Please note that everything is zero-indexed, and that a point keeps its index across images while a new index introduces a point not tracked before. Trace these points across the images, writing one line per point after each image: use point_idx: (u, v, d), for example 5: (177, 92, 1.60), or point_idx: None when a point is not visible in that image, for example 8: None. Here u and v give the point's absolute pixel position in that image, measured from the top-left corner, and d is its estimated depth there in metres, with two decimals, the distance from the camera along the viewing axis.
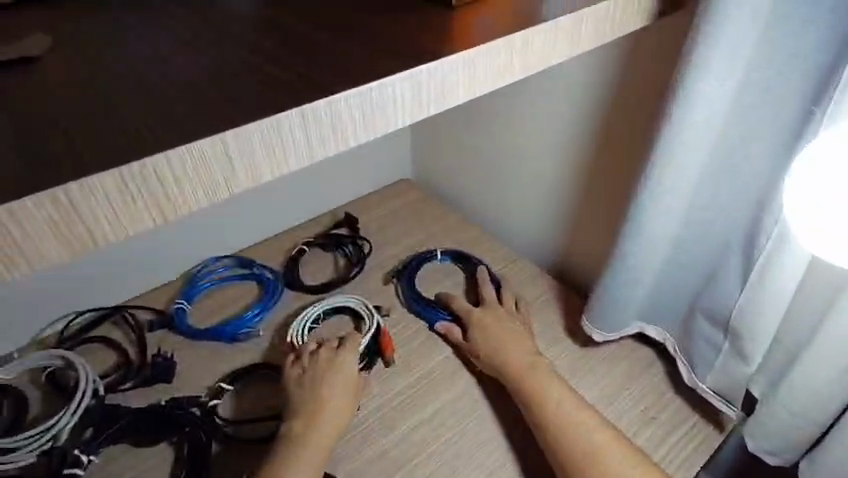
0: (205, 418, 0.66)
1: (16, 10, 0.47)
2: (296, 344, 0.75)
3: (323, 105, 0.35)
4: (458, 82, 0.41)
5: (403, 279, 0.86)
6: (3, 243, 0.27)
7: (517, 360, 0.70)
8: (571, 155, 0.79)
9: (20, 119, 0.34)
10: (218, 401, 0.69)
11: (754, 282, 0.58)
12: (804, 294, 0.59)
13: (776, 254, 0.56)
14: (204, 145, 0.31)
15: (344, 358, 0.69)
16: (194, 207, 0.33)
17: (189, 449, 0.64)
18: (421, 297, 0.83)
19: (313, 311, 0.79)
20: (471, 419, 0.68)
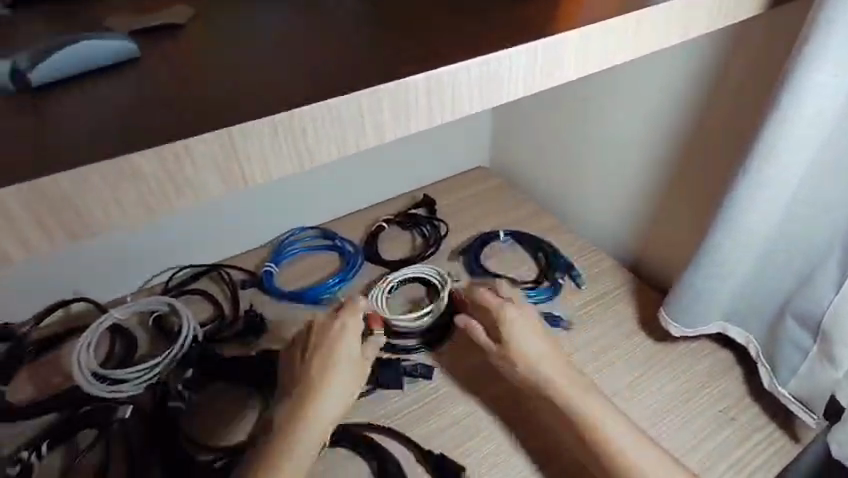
0: None
1: None
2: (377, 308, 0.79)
3: (446, 73, 0.37)
4: (570, 58, 0.42)
5: (468, 256, 0.90)
6: (182, 174, 0.31)
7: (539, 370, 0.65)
8: (660, 147, 0.78)
9: (178, 73, 0.39)
10: None
11: None
12: None
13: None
14: (338, 102, 0.35)
15: (345, 340, 0.65)
16: (325, 161, 0.36)
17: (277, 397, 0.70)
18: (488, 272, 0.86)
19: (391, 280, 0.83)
20: None
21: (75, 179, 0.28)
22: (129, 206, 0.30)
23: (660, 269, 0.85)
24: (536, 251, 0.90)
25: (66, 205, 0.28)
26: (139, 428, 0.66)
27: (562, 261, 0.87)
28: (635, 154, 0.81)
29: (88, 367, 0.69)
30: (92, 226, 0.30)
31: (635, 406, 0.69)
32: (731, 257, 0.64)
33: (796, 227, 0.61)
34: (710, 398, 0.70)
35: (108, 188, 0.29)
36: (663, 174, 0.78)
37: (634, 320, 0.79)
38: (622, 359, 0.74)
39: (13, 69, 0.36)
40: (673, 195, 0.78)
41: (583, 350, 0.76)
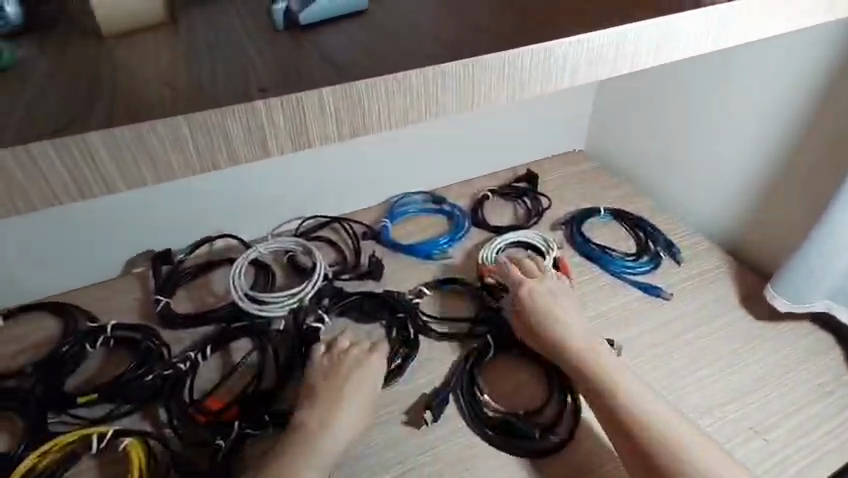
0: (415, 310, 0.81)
1: None
2: (486, 266, 0.87)
3: (633, 29, 0.44)
4: (732, 26, 0.48)
5: (569, 227, 0.95)
6: (431, 92, 0.39)
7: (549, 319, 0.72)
8: (773, 130, 0.80)
9: (404, 21, 0.47)
10: (420, 301, 0.84)
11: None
12: None
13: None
14: (549, 45, 0.42)
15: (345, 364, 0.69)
16: (531, 94, 0.43)
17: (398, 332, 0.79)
18: (590, 242, 0.92)
19: (501, 242, 0.90)
20: (643, 358, 0.75)
21: (369, 88, 0.37)
22: (394, 113, 0.38)
23: (761, 254, 0.88)
24: (634, 228, 0.95)
25: (358, 107, 0.37)
26: (284, 344, 0.76)
27: (662, 240, 0.92)
28: (745, 137, 0.84)
29: (241, 287, 0.81)
30: (368, 127, 0.38)
31: (733, 372, 0.73)
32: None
33: None
34: (808, 372, 0.73)
35: (386, 97, 0.38)
36: (774, 158, 0.81)
37: (734, 297, 0.83)
38: (721, 330, 0.78)
39: (288, 11, 0.45)
40: (782, 180, 0.81)
41: (683, 318, 0.80)
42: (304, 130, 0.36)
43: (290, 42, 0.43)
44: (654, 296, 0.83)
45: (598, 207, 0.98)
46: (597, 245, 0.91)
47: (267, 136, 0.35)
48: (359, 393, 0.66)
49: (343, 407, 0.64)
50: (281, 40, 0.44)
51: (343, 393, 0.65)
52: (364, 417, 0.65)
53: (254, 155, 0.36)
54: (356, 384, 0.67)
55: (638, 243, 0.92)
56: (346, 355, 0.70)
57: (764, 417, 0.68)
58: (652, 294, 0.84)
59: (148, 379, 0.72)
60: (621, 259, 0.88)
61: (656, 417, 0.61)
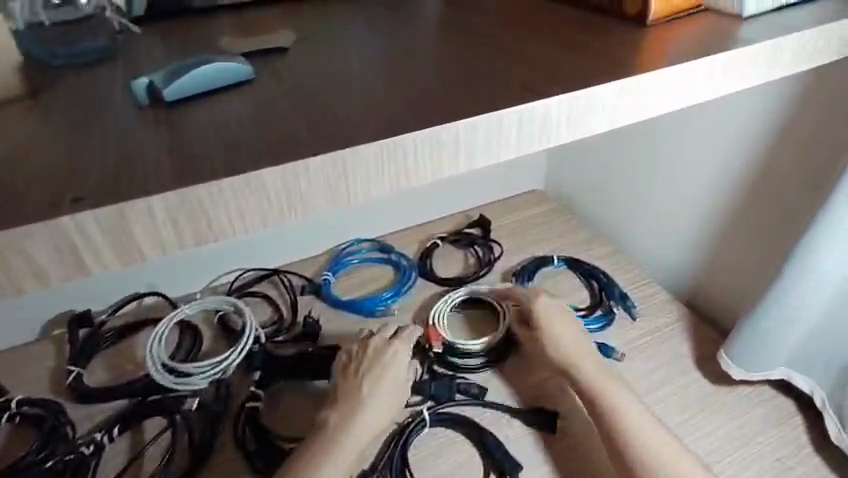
0: None
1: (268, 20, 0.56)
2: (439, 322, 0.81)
3: (539, 106, 0.39)
4: (654, 97, 0.44)
5: (521, 278, 0.89)
6: (295, 190, 0.34)
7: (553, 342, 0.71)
8: (727, 179, 0.76)
9: (292, 94, 0.42)
10: None
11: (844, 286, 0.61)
12: None
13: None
14: (439, 129, 0.37)
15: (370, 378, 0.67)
16: (419, 182, 0.37)
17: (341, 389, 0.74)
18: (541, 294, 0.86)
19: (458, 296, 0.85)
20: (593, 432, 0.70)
21: (212, 191, 0.31)
22: (248, 215, 0.33)
23: (719, 308, 0.83)
24: (589, 278, 0.89)
25: (198, 213, 0.32)
26: (199, 422, 0.69)
27: (616, 291, 0.86)
28: (699, 185, 0.80)
29: (159, 358, 0.74)
30: (215, 231, 0.33)
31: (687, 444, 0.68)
32: (798, 300, 0.61)
33: None
34: (765, 444, 0.68)
35: (235, 199, 0.32)
36: (728, 208, 0.76)
37: (690, 357, 0.78)
38: (677, 396, 0.73)
39: (151, 85, 0.40)
40: (736, 231, 0.76)
41: (636, 382, 0.75)
42: (130, 246, 0.31)
43: (148, 124, 0.38)
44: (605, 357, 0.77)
45: (550, 255, 0.93)
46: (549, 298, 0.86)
47: (83, 254, 0.30)
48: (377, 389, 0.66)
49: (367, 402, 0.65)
50: (141, 121, 0.39)
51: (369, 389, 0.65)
52: (386, 409, 0.66)
53: (63, 275, 0.30)
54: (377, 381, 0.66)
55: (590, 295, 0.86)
56: (364, 348, 0.70)
57: None
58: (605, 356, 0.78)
59: (48, 465, 0.65)
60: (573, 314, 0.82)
61: (656, 446, 0.61)
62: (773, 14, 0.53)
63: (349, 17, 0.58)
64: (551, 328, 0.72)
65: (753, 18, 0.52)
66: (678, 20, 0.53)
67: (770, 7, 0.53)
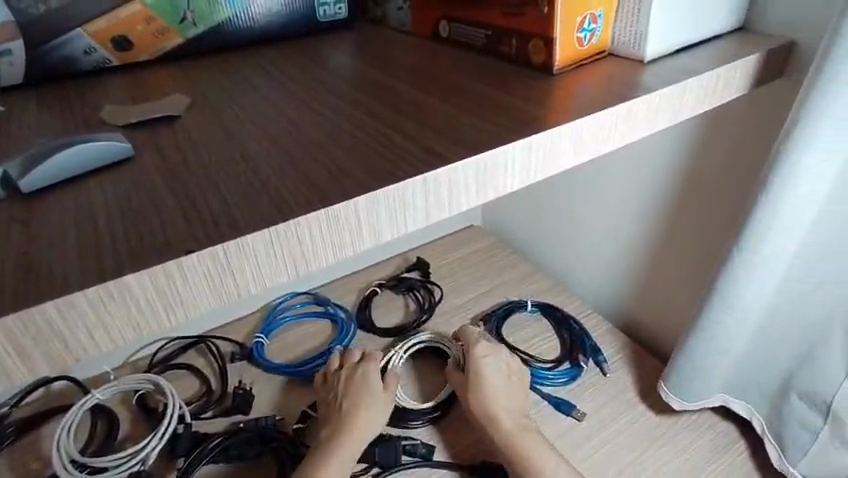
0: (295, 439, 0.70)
1: (161, 89, 0.53)
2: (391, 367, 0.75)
3: (443, 173, 0.37)
4: (562, 152, 0.43)
5: (491, 322, 0.86)
6: (170, 294, 0.30)
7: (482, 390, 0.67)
8: (649, 211, 0.77)
9: (172, 174, 0.38)
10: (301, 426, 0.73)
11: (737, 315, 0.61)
12: None
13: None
14: (336, 208, 0.34)
15: (362, 404, 0.66)
16: (320, 265, 0.34)
17: (277, 466, 0.68)
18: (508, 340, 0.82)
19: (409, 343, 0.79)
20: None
21: (63, 307, 0.27)
22: (115, 327, 0.29)
23: (658, 334, 0.84)
24: (561, 326, 0.85)
25: (52, 334, 0.27)
26: None
27: (588, 343, 0.82)
28: (624, 217, 0.81)
29: (68, 451, 0.65)
30: (74, 349, 0.28)
31: None
32: (727, 331, 0.60)
33: (791, 303, 0.57)
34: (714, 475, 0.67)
35: (95, 313, 0.28)
36: (654, 238, 0.78)
37: (633, 390, 0.76)
38: (624, 433, 0.71)
39: (5, 174, 0.35)
40: (664, 261, 0.78)
41: (585, 420, 0.73)
42: None
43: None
44: (563, 413, 0.73)
45: (524, 300, 0.90)
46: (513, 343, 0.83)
47: None
48: (365, 405, 0.66)
49: (361, 420, 0.65)
50: None
51: (356, 407, 0.66)
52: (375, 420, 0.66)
53: None
54: (360, 399, 0.67)
55: (568, 355, 0.81)
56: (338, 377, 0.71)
57: None
58: (564, 412, 0.73)
59: None
60: (541, 369, 0.78)
61: None
62: (671, 57, 0.54)
63: (249, 79, 0.55)
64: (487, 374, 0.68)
65: (655, 60, 0.54)
66: (584, 67, 0.54)
67: (670, 48, 0.55)
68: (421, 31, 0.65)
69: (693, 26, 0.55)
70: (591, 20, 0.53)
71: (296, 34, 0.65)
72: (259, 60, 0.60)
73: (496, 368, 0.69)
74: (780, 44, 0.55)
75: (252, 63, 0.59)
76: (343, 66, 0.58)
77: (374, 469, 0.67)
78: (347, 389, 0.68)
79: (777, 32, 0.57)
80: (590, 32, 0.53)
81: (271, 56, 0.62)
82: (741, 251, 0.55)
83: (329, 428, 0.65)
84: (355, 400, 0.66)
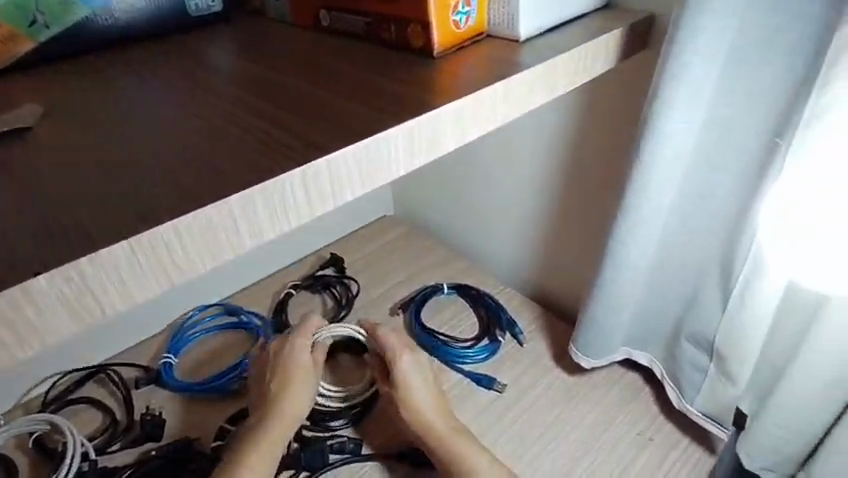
0: (212, 459, 0.66)
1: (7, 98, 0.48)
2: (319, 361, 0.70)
3: (323, 164, 0.36)
4: (445, 134, 0.44)
5: (409, 310, 0.86)
6: (17, 322, 0.27)
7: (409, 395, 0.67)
8: (546, 185, 0.81)
9: (16, 190, 0.34)
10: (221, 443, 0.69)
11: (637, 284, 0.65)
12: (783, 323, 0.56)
13: (758, 263, 0.52)
14: (205, 210, 0.32)
15: (292, 384, 0.65)
16: (197, 271, 0.33)
17: None
18: (426, 324, 0.83)
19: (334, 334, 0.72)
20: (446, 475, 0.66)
21: None
22: None
23: (568, 300, 0.88)
24: (477, 305, 0.88)
25: None
26: None
27: (504, 317, 0.85)
28: (525, 194, 0.85)
29: None
30: None
31: (559, 442, 0.69)
32: (620, 289, 0.65)
33: (672, 256, 0.62)
34: (625, 422, 0.72)
35: None
36: (553, 210, 0.82)
37: (548, 356, 0.80)
38: (542, 398, 0.75)
39: None
40: (565, 231, 0.82)
41: (506, 392, 0.75)
42: None
43: None
44: (485, 388, 0.75)
45: (441, 283, 0.91)
46: (433, 327, 0.84)
47: None
48: (296, 383, 0.65)
49: (291, 399, 0.64)
50: None
51: (286, 386, 0.64)
52: (306, 397, 0.65)
53: None
54: (290, 377, 0.65)
55: (485, 332, 0.83)
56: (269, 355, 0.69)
57: None
58: (485, 387, 0.76)
59: None
60: (460, 348, 0.80)
61: None
62: (545, 35, 0.57)
63: (114, 82, 0.51)
64: (411, 380, 0.67)
65: (530, 39, 0.56)
66: (464, 50, 0.55)
67: (543, 26, 0.57)
68: (302, 21, 0.63)
69: (562, 5, 0.58)
70: (465, 3, 0.54)
71: (167, 31, 0.61)
72: (125, 60, 0.56)
73: (419, 371, 0.68)
74: (640, 18, 0.59)
75: (117, 64, 0.55)
76: (218, 61, 0.55)
77: (302, 474, 0.66)
78: (275, 367, 0.66)
79: (637, 6, 0.61)
80: (466, 14, 0.54)
81: (139, 55, 0.57)
82: (626, 211, 0.59)
83: (259, 413, 0.63)
84: (284, 380, 0.65)
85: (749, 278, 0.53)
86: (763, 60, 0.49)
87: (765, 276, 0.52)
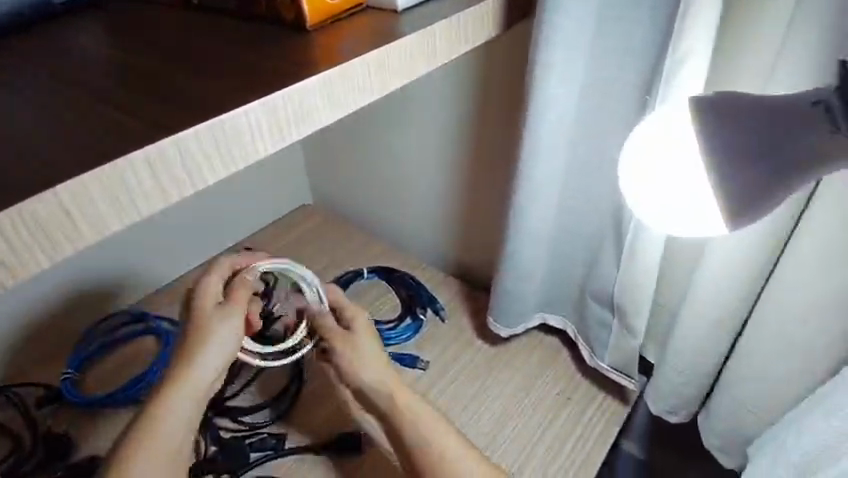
0: None
1: None
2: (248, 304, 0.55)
3: (169, 145, 0.34)
4: (314, 107, 0.42)
5: None
6: None
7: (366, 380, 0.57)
8: (454, 159, 0.81)
9: None
10: None
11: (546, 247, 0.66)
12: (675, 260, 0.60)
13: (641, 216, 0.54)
14: (29, 205, 0.29)
15: (193, 360, 0.49)
16: (33, 271, 0.30)
17: None
18: None
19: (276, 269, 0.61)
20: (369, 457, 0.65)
21: None
22: None
23: (487, 273, 0.89)
24: (398, 286, 0.87)
25: None
26: None
27: (425, 295, 0.85)
28: (436, 170, 0.84)
29: None
30: None
31: (482, 412, 0.70)
32: (526, 256, 0.66)
33: (571, 219, 0.64)
34: (545, 385, 0.74)
35: None
36: (464, 184, 0.82)
37: (470, 329, 0.81)
38: (465, 370, 0.75)
39: None
40: (477, 204, 0.82)
41: (429, 369, 0.75)
42: None
43: None
44: (407, 368, 0.75)
45: (361, 268, 0.89)
46: None
47: None
48: (195, 359, 0.48)
49: (185, 380, 0.48)
50: None
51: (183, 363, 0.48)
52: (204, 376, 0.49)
53: None
54: (194, 349, 0.49)
55: (407, 311, 0.82)
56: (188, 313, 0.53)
57: (517, 454, 0.66)
58: (409, 366, 0.75)
59: None
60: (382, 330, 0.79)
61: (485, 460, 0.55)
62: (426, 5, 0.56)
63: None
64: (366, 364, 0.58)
65: (410, 9, 0.54)
66: (341, 22, 0.53)
67: None
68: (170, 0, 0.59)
69: None
70: None
71: None
72: None
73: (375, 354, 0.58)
74: None
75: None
76: (73, 45, 0.50)
77: (223, 476, 0.62)
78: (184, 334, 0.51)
79: None
80: None
81: None
82: (523, 177, 0.60)
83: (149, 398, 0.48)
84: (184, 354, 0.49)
85: (636, 231, 0.56)
86: (629, 18, 0.50)
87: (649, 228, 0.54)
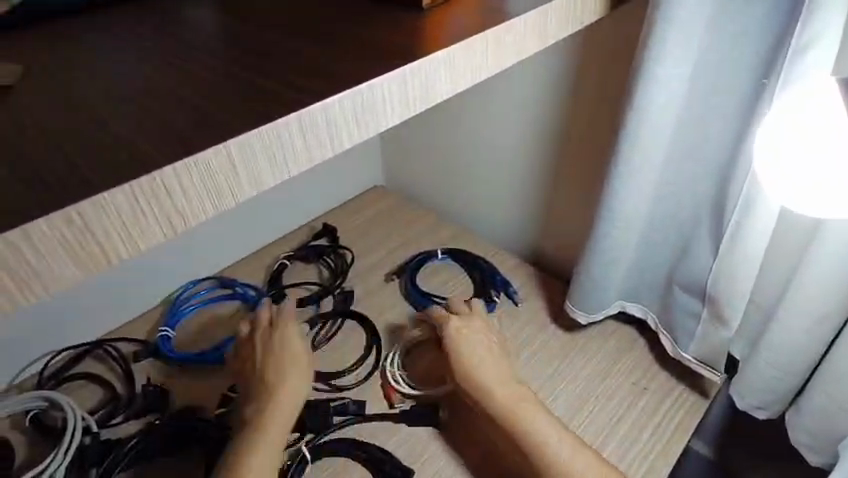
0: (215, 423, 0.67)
1: None
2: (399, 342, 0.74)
3: (319, 110, 0.36)
4: (440, 81, 0.44)
5: (405, 275, 0.87)
6: (20, 267, 0.27)
7: (475, 366, 0.64)
8: (538, 144, 0.81)
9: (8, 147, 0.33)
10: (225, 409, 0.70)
11: (639, 234, 0.66)
12: (780, 248, 0.60)
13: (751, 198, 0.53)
14: (205, 156, 0.32)
15: (289, 377, 0.62)
16: (199, 219, 0.33)
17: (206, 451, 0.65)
18: (422, 289, 0.84)
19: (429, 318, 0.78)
20: (452, 424, 0.67)
21: None
22: None
23: (562, 259, 0.90)
24: (471, 268, 0.88)
25: None
26: None
27: (499, 278, 0.86)
28: (518, 154, 0.85)
29: None
30: None
31: (560, 393, 0.71)
32: (615, 240, 0.65)
33: (664, 205, 0.63)
34: (622, 373, 0.73)
35: None
36: (546, 169, 0.82)
37: (544, 313, 0.82)
38: (540, 352, 0.76)
39: None
40: (558, 190, 0.83)
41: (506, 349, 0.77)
42: None
43: None
44: None
45: (436, 249, 0.91)
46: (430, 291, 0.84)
47: None
48: (291, 371, 0.63)
49: (285, 388, 0.61)
50: None
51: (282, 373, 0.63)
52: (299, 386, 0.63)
53: None
54: (283, 362, 0.64)
55: (481, 293, 0.84)
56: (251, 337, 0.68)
57: (594, 436, 0.66)
58: None
59: None
60: None
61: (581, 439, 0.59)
62: None
63: (85, 36, 0.48)
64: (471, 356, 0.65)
65: None
66: None
67: None
68: None
69: None
70: None
71: None
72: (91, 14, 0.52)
73: (479, 350, 0.66)
74: None
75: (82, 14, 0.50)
76: (194, 12, 0.52)
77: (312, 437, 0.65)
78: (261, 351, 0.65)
79: None
80: None
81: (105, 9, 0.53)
82: (621, 161, 0.60)
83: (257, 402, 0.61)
84: (275, 367, 0.63)
85: (739, 218, 0.55)
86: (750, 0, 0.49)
87: (755, 213, 0.54)
